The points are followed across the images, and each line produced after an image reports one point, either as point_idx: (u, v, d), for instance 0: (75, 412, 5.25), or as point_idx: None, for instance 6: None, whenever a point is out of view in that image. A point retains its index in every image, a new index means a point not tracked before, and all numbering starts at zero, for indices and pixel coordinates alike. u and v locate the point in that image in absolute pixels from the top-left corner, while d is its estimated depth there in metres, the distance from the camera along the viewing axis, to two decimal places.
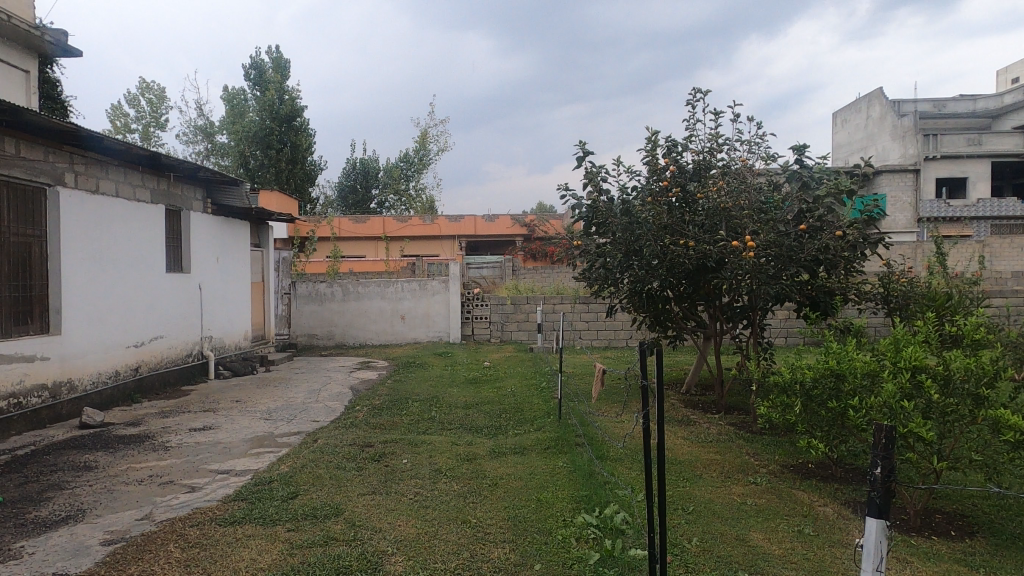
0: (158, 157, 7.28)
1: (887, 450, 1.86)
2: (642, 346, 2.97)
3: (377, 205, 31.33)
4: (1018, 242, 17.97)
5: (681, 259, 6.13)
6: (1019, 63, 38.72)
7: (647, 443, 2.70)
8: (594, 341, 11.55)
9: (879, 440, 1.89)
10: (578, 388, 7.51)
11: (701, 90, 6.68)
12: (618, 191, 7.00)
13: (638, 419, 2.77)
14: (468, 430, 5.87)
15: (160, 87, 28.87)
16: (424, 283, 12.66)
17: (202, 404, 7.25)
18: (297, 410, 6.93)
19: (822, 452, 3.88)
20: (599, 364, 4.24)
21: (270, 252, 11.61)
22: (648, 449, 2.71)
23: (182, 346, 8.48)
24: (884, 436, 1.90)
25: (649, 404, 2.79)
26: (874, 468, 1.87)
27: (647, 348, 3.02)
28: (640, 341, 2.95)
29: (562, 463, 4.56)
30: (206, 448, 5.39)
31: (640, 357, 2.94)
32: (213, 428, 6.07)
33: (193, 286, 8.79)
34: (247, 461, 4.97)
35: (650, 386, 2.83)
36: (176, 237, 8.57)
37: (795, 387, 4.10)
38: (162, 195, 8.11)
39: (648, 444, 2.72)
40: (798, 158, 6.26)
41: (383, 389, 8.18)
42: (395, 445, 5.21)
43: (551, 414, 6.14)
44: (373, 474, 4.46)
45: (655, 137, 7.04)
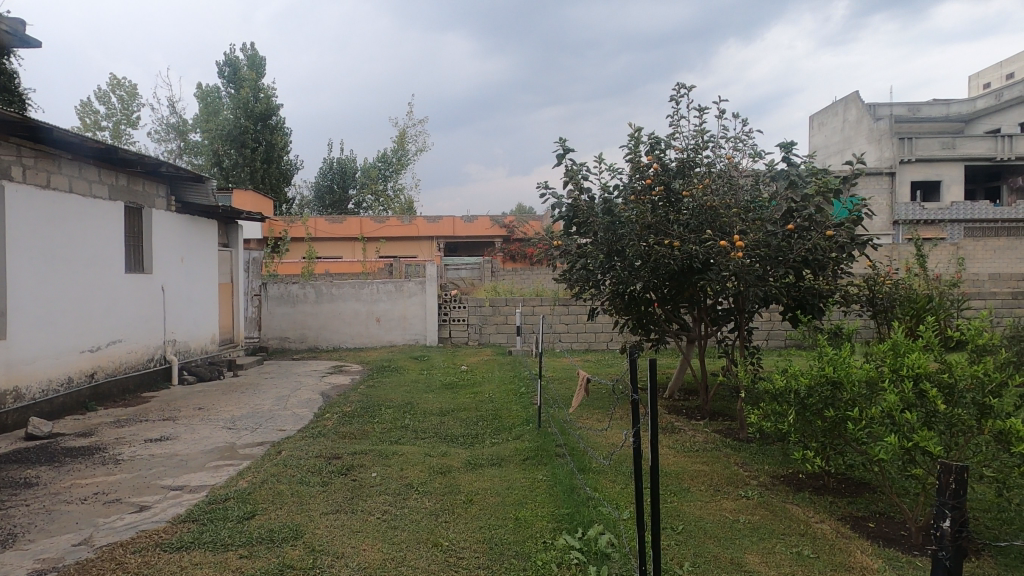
0: (115, 151, 6.89)
1: (957, 500, 1.90)
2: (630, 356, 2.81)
3: (354, 205, 30.86)
4: (991, 245, 18.10)
5: (666, 260, 5.90)
6: (989, 69, 39.44)
7: (637, 465, 2.47)
8: (574, 343, 11.31)
9: (948, 483, 1.93)
10: (558, 394, 7.24)
11: (686, 86, 6.47)
12: (600, 190, 6.76)
13: (628, 438, 2.52)
14: (443, 439, 5.56)
15: (130, 84, 28.10)
16: (400, 285, 12.34)
17: (162, 412, 6.85)
18: (263, 418, 6.58)
19: (818, 464, 3.64)
20: (581, 373, 4.10)
21: (239, 252, 11.19)
22: (638, 472, 2.49)
23: (143, 350, 8.07)
24: (952, 479, 1.94)
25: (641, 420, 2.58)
26: (943, 521, 1.92)
27: (637, 357, 2.84)
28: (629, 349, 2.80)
29: (542, 477, 4.27)
30: (161, 461, 5.02)
31: (629, 367, 2.70)
32: (171, 439, 5.70)
33: (156, 287, 8.38)
34: (203, 475, 4.62)
35: (640, 401, 2.60)
36: (137, 236, 8.16)
37: (788, 395, 3.81)
38: (121, 191, 7.72)
39: (637, 464, 2.49)
40: (786, 156, 6.06)
41: (356, 394, 7.83)
42: (364, 457, 4.89)
43: (530, 422, 5.87)
44: (338, 490, 4.13)
45: (637, 134, 6.81)
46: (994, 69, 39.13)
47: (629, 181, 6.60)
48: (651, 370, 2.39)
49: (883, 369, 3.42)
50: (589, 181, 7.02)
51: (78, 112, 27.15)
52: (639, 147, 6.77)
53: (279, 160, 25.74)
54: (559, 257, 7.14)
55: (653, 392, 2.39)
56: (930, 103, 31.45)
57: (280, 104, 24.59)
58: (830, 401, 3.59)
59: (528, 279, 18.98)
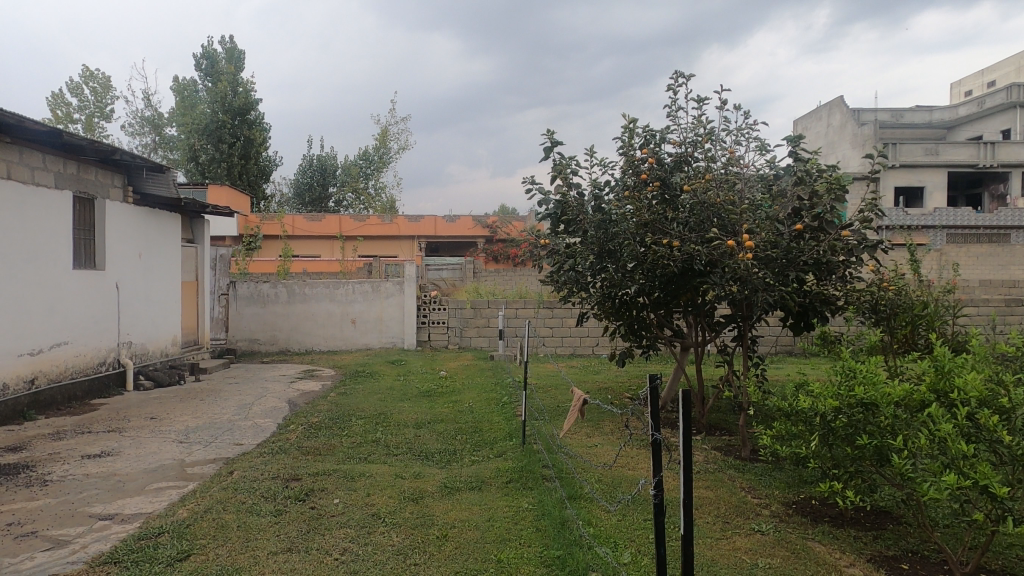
0: (61, 134, 6.28)
1: None
2: (650, 383, 2.25)
3: (335, 203, 30.26)
4: (974, 251, 17.96)
5: (664, 262, 5.39)
6: (972, 77, 39.80)
7: (659, 522, 2.13)
8: (558, 348, 10.85)
9: None
10: (543, 405, 6.74)
11: (684, 74, 5.99)
12: (590, 185, 6.26)
13: (649, 491, 2.15)
14: (417, 457, 5.02)
15: (105, 76, 27.13)
16: (377, 285, 11.77)
17: (108, 422, 6.23)
18: (221, 431, 5.99)
19: (846, 497, 3.17)
20: (578, 395, 3.49)
21: (205, 248, 10.53)
22: (661, 533, 2.14)
23: (93, 354, 7.44)
24: None
25: (662, 469, 2.16)
26: None
27: (658, 383, 2.28)
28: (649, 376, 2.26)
29: (527, 506, 3.76)
30: (96, 482, 4.42)
31: (650, 397, 2.24)
32: (112, 454, 5.09)
33: (109, 284, 7.73)
34: (140, 502, 4.04)
35: (662, 442, 2.17)
36: (88, 229, 7.51)
37: (814, 418, 3.35)
38: (70, 180, 7.10)
39: (659, 525, 2.14)
40: (793, 150, 5.58)
41: (325, 403, 7.25)
42: (326, 479, 4.33)
43: (514, 437, 5.38)
44: (292, 522, 3.58)
45: (631, 125, 6.33)
46: (976, 76, 39.42)
47: (622, 176, 6.11)
48: (685, 406, 2.02)
49: (926, 390, 2.94)
50: (578, 176, 6.53)
51: (49, 103, 26.19)
52: (633, 140, 6.29)
53: (256, 156, 24.94)
54: (545, 257, 6.61)
55: (688, 439, 1.99)
56: (914, 110, 31.45)
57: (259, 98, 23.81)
58: (861, 425, 3.13)
59: (511, 282, 18.43)
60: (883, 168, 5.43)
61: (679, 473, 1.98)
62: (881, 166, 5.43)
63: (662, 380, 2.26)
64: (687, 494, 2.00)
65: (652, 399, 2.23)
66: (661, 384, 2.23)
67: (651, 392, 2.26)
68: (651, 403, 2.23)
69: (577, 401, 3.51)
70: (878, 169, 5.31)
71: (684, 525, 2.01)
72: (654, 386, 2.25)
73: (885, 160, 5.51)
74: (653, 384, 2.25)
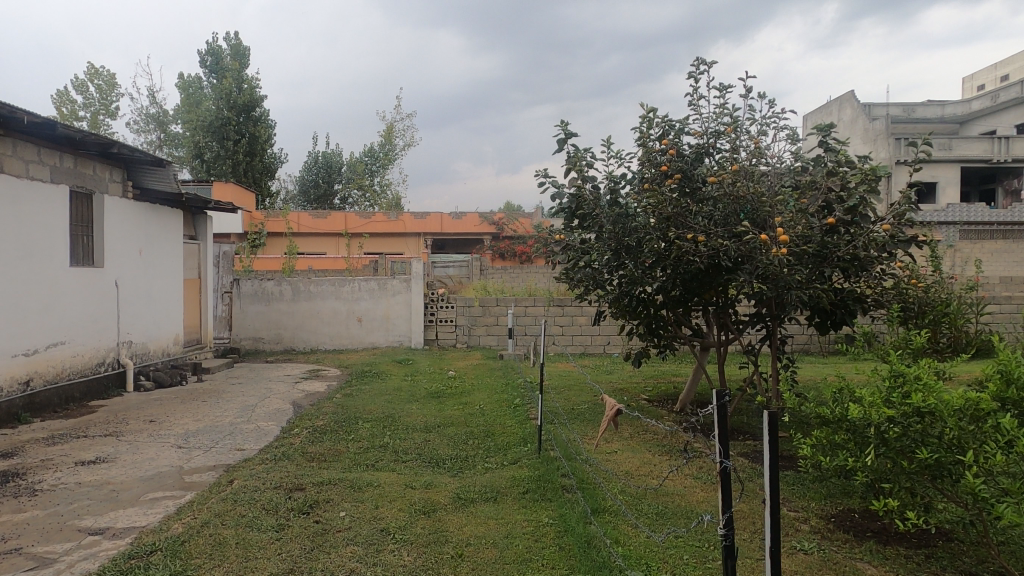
0: (56, 125, 6.05)
1: None
2: (718, 399, 2.11)
3: (341, 201, 30.08)
4: (989, 247, 17.61)
5: (689, 258, 5.05)
6: (985, 71, 39.34)
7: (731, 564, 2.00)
8: (570, 347, 10.58)
9: None
10: (558, 407, 6.48)
11: (706, 60, 5.68)
12: (606, 178, 5.96)
13: (720, 534, 2.03)
14: (427, 464, 4.75)
15: (111, 73, 26.94)
16: (383, 283, 11.52)
17: (105, 426, 5.99)
18: (222, 435, 5.74)
19: (902, 515, 2.88)
20: (613, 406, 3.23)
21: (208, 245, 10.29)
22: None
23: (92, 354, 7.20)
24: None
25: (731, 504, 2.03)
26: None
27: (725, 402, 2.13)
28: (715, 392, 2.11)
29: (548, 521, 3.50)
30: (88, 492, 4.17)
31: (719, 418, 2.09)
32: (107, 461, 4.84)
33: (108, 282, 7.49)
34: (134, 514, 3.79)
35: (732, 469, 2.04)
36: (85, 225, 7.25)
37: (867, 428, 3.05)
38: (67, 175, 6.85)
39: (729, 567, 2.00)
40: (824, 140, 5.24)
41: (330, 404, 7.01)
42: (332, 489, 4.07)
43: (529, 443, 5.13)
44: (296, 539, 3.33)
45: (649, 114, 6.03)
46: (990, 69, 38.96)
47: (640, 169, 5.83)
48: (771, 432, 1.82)
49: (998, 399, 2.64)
50: (593, 169, 6.24)
51: (54, 101, 26.04)
52: (651, 130, 5.99)
53: (261, 153, 24.73)
54: (559, 253, 6.33)
55: (775, 464, 1.82)
56: (926, 104, 31.02)
57: (263, 95, 23.54)
58: (919, 436, 2.84)
59: (518, 279, 18.17)
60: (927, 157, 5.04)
61: (765, 518, 1.87)
62: (924, 155, 5.05)
63: (730, 395, 2.11)
64: (772, 530, 1.87)
65: (720, 418, 2.08)
66: (729, 402, 2.08)
67: (719, 410, 2.11)
68: (718, 425, 2.08)
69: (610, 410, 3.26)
70: (920, 158, 4.94)
71: (768, 559, 1.87)
72: (722, 403, 2.10)
73: (928, 147, 5.12)
74: (721, 401, 2.10)
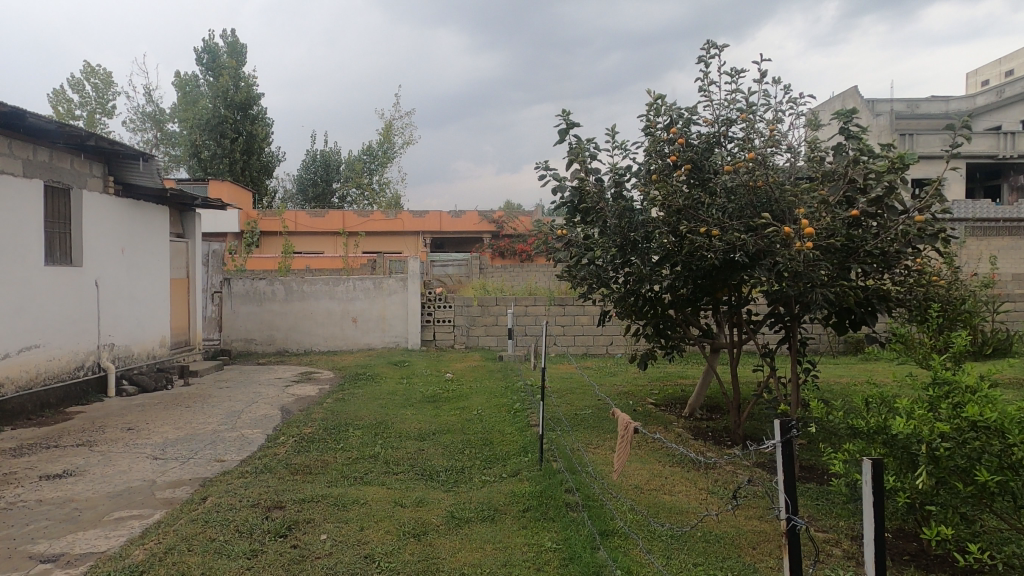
0: (25, 115, 5.72)
1: None
2: (784, 433, 1.78)
3: (340, 200, 29.71)
4: (996, 244, 17.27)
5: (703, 254, 4.68)
6: (988, 66, 39.04)
7: None
8: (572, 347, 10.25)
9: None
10: (560, 412, 6.12)
11: (715, 42, 5.33)
12: (610, 170, 5.59)
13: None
14: (420, 477, 4.40)
15: (108, 71, 26.59)
16: (379, 282, 11.17)
17: (79, 434, 5.63)
18: (203, 445, 5.38)
19: (956, 545, 2.53)
20: (631, 425, 2.84)
21: (197, 243, 9.93)
22: None
23: (70, 358, 6.85)
24: None
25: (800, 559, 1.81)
26: None
27: (790, 437, 1.80)
28: (780, 424, 1.77)
29: (551, 545, 3.15)
30: (47, 511, 3.81)
31: (785, 467, 1.79)
32: (74, 475, 4.49)
33: (87, 282, 7.15)
34: (93, 537, 3.43)
35: (802, 526, 1.80)
36: (64, 223, 6.91)
37: (915, 446, 2.69)
38: (40, 169, 6.48)
39: None
40: (845, 126, 4.87)
41: (320, 410, 6.65)
42: (314, 508, 3.71)
43: (530, 453, 4.78)
44: (269, 568, 2.98)
45: (656, 102, 5.66)
46: (995, 65, 38.57)
47: (647, 161, 5.47)
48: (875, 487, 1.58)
49: None
50: (596, 161, 5.88)
51: (50, 99, 25.73)
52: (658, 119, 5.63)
53: (259, 151, 24.36)
54: (561, 250, 5.95)
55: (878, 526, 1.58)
56: (930, 100, 30.71)
57: (261, 93, 23.18)
58: (979, 457, 2.48)
59: (518, 278, 17.83)
60: (967, 141, 4.61)
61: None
62: (963, 139, 4.63)
63: (796, 421, 1.78)
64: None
65: (787, 465, 1.78)
66: (798, 436, 1.76)
67: (786, 452, 1.78)
68: (785, 475, 1.79)
69: (628, 428, 2.86)
70: (958, 143, 4.53)
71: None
72: (788, 440, 1.78)
73: (967, 131, 4.70)
74: (788, 437, 1.77)
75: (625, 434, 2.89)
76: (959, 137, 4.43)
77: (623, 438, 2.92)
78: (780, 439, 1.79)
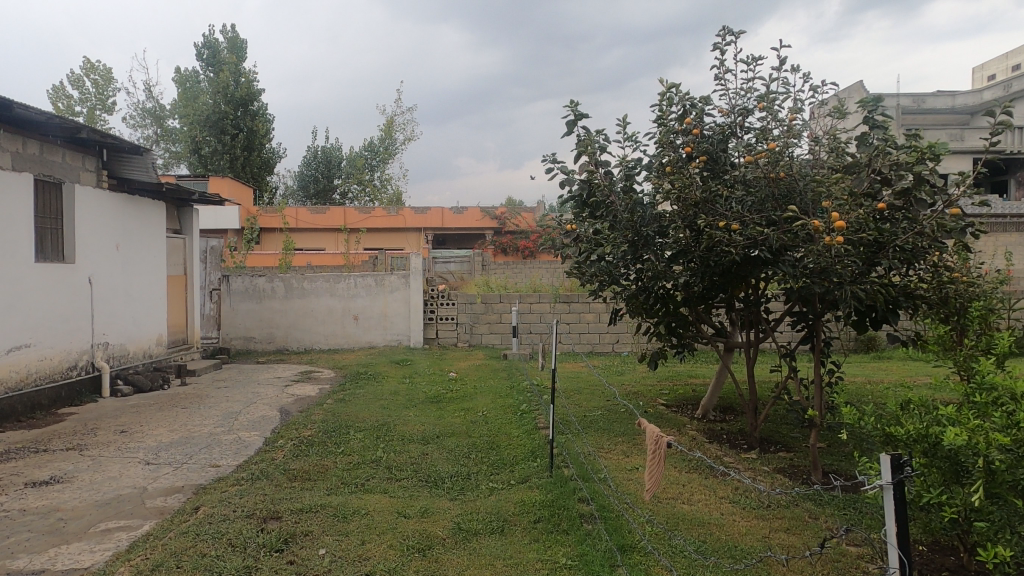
0: (11, 105, 5.50)
1: None
2: (896, 473, 1.76)
3: (341, 196, 29.48)
4: (1007, 241, 17.00)
5: (724, 250, 4.43)
6: (995, 60, 38.69)
7: None
8: (578, 345, 10.03)
9: None
10: (569, 414, 5.90)
11: (729, 28, 5.10)
12: (619, 162, 5.32)
13: None
14: (424, 483, 4.18)
15: (108, 67, 26.36)
16: (381, 279, 10.94)
17: (70, 438, 5.42)
18: (198, 449, 5.16)
19: (1015, 567, 2.29)
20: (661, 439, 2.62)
21: (195, 240, 9.72)
22: None
23: (62, 358, 6.65)
24: None
25: None
26: None
27: (901, 478, 1.78)
28: (890, 461, 1.77)
29: (567, 562, 2.94)
30: (31, 522, 3.60)
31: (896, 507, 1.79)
32: (62, 482, 4.28)
33: (79, 279, 6.93)
34: (76, 552, 3.21)
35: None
36: (55, 218, 6.69)
37: (967, 458, 2.46)
38: (30, 161, 6.27)
39: None
40: (869, 115, 4.61)
41: (320, 411, 6.43)
42: (312, 519, 3.49)
43: (540, 458, 4.57)
44: None
45: (668, 91, 5.38)
46: (1001, 60, 38.28)
47: (658, 152, 5.21)
48: None
49: None
50: (604, 154, 5.60)
51: (50, 95, 25.57)
52: (669, 109, 5.36)
53: (260, 148, 24.14)
54: (569, 246, 5.68)
55: None
56: (936, 95, 30.41)
57: (261, 89, 22.93)
58: None
59: (522, 275, 17.60)
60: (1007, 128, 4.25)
61: None
62: (1003, 125, 4.26)
63: (908, 459, 1.79)
64: None
65: (898, 506, 1.76)
66: (910, 476, 1.75)
67: (897, 490, 1.76)
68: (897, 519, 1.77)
69: (658, 443, 2.65)
70: (997, 130, 4.19)
71: None
72: (899, 480, 1.76)
73: (1008, 117, 4.32)
74: (898, 476, 1.76)
75: (656, 450, 2.68)
76: (997, 125, 4.13)
77: (654, 455, 2.69)
78: (889, 475, 1.77)
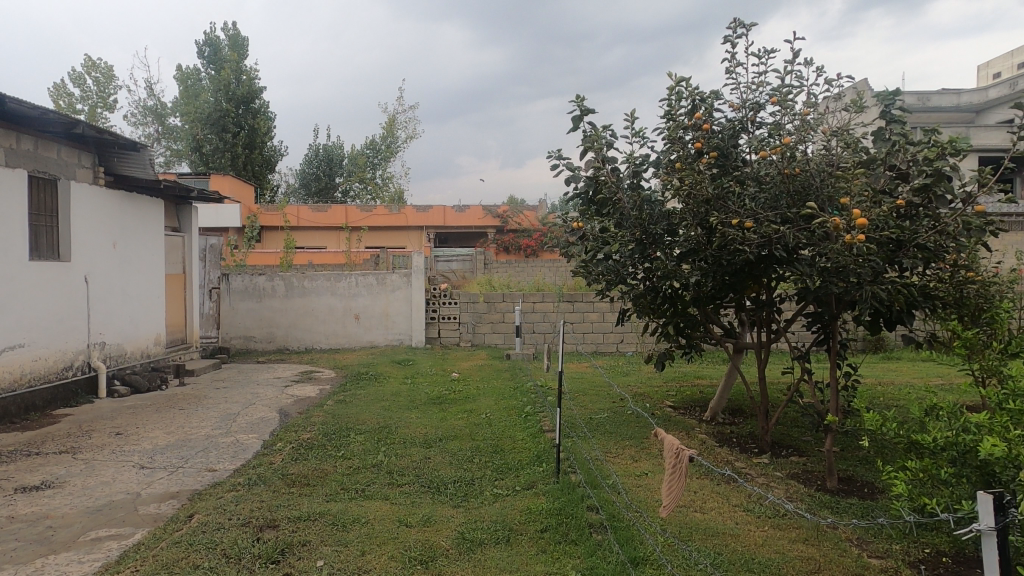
0: (3, 99, 5.35)
1: None
2: (999, 514, 1.59)
3: (342, 194, 29.38)
4: None
5: (737, 250, 4.29)
6: (1000, 58, 38.47)
7: None
8: (582, 345, 9.90)
9: None
10: (574, 416, 5.77)
11: (740, 20, 4.93)
12: (627, 159, 5.17)
13: None
14: (426, 489, 4.05)
15: (109, 65, 26.25)
16: (382, 278, 10.82)
17: (63, 440, 5.29)
18: (194, 452, 5.03)
19: None
20: (685, 454, 2.49)
21: (194, 238, 9.59)
22: None
23: (57, 358, 6.52)
24: None
25: None
26: None
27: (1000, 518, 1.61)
28: (993, 502, 1.60)
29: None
30: (18, 530, 3.47)
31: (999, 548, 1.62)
32: (52, 487, 4.15)
33: (75, 278, 6.80)
34: (63, 563, 3.08)
35: None
36: (50, 215, 6.56)
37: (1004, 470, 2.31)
38: (23, 157, 6.13)
39: None
40: (886, 110, 4.46)
41: (320, 413, 6.31)
42: (311, 528, 3.36)
43: (545, 462, 4.44)
44: None
45: (677, 86, 5.22)
46: (1005, 58, 38.08)
47: (667, 149, 5.06)
48: None
49: None
50: (611, 150, 5.45)
51: (51, 94, 25.47)
52: (678, 104, 5.21)
53: (262, 146, 24.05)
54: (575, 245, 5.54)
55: None
56: (940, 94, 30.27)
57: (263, 87, 22.82)
58: None
59: (524, 274, 17.49)
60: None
61: None
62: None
63: (1009, 498, 1.62)
64: None
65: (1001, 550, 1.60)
66: (1016, 516, 1.58)
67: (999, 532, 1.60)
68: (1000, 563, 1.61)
69: (680, 457, 2.52)
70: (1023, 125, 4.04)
71: None
72: (1003, 524, 1.59)
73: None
74: (1003, 519, 1.59)
75: (676, 464, 2.55)
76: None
77: (675, 470, 2.57)
78: (991, 517, 1.60)
